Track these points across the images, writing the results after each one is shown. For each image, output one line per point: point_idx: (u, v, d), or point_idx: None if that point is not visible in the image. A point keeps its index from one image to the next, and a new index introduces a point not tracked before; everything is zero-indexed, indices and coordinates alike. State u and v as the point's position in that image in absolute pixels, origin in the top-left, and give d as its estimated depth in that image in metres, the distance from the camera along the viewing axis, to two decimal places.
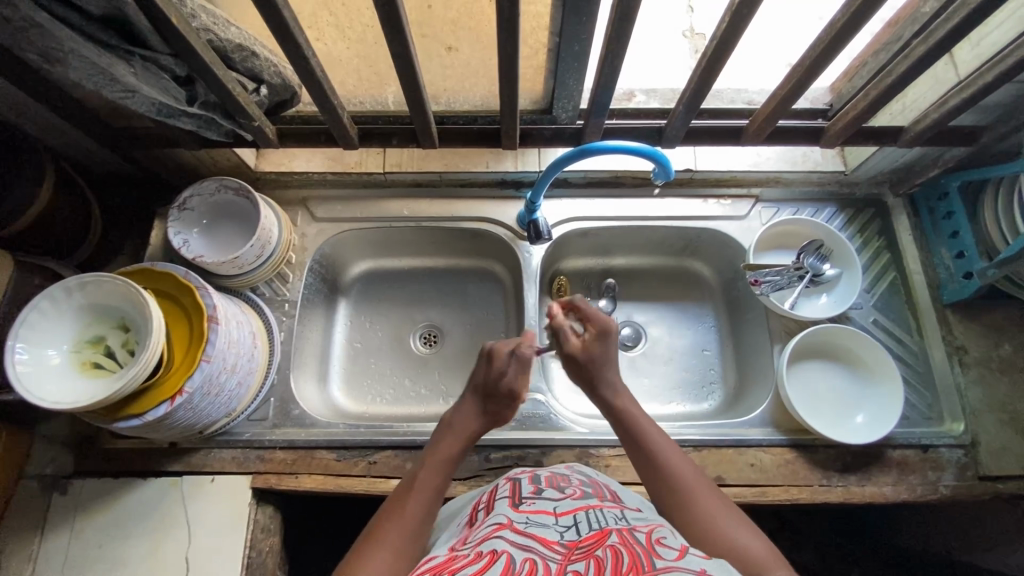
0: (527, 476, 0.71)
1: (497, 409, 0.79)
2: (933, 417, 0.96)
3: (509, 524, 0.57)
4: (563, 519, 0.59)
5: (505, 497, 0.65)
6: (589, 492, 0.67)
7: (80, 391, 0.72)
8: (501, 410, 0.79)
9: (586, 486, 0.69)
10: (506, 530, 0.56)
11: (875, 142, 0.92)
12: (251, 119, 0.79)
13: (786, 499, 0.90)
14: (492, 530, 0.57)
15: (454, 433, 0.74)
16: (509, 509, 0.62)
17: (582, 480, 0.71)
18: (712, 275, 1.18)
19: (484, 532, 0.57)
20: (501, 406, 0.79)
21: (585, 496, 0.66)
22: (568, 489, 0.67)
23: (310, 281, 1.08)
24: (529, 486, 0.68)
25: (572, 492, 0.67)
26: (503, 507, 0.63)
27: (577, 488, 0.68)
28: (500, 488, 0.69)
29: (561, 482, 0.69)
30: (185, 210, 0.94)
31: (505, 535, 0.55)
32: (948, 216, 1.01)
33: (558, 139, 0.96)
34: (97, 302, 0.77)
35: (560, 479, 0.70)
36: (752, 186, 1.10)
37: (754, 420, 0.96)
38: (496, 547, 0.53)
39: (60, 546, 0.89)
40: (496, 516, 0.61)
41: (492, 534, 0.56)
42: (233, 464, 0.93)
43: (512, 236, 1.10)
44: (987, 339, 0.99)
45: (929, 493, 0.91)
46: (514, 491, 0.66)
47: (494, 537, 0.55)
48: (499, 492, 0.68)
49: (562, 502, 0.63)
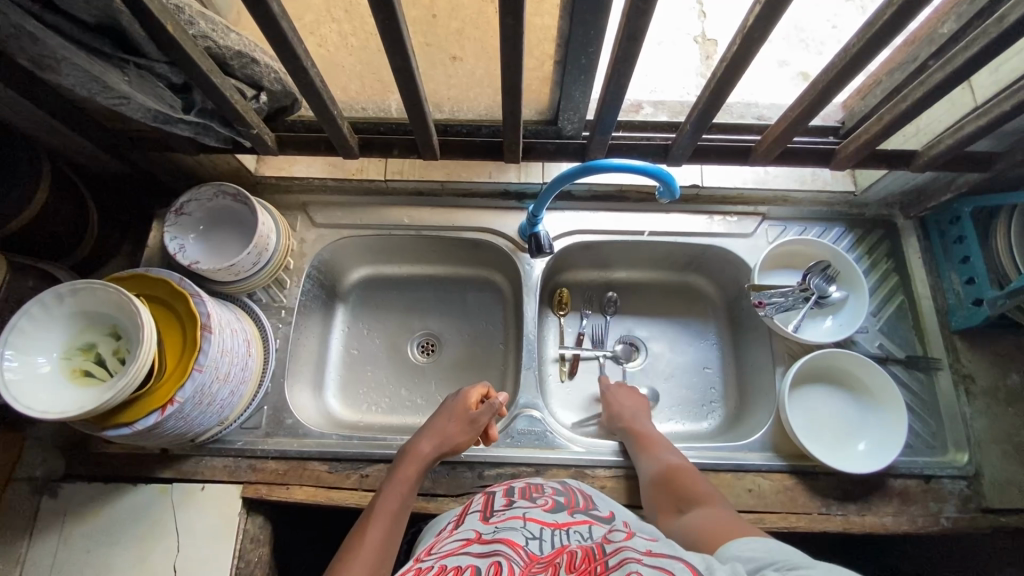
0: (502, 489, 0.70)
1: (460, 438, 0.85)
2: (937, 446, 0.94)
3: (477, 538, 0.57)
4: (530, 526, 0.59)
5: (476, 511, 0.65)
6: (561, 503, 0.66)
7: (69, 400, 0.71)
8: (460, 438, 0.85)
9: (558, 495, 0.69)
10: (474, 544, 0.56)
11: (887, 166, 0.90)
12: (249, 127, 0.78)
13: (784, 527, 0.88)
14: (459, 545, 0.57)
15: (414, 459, 0.81)
16: (479, 524, 0.61)
17: (555, 489, 0.71)
18: (716, 292, 1.16)
19: (451, 546, 0.57)
20: (464, 434, 0.86)
21: (556, 506, 0.65)
22: (540, 499, 0.66)
23: (307, 287, 1.07)
24: (502, 499, 0.67)
25: (544, 502, 0.66)
26: (472, 522, 0.63)
27: (549, 497, 0.67)
28: (475, 502, 0.69)
29: (534, 492, 0.68)
30: (182, 215, 0.93)
31: (471, 550, 0.55)
32: (959, 241, 0.99)
33: (562, 154, 0.94)
34: (89, 309, 0.76)
35: (533, 489, 0.70)
36: (758, 204, 1.08)
37: (753, 444, 0.94)
38: (461, 562, 0.52)
39: (48, 550, 0.88)
40: (465, 531, 0.61)
41: (458, 549, 0.56)
42: (224, 473, 0.92)
43: (513, 247, 1.08)
44: (994, 369, 0.97)
45: (930, 525, 0.89)
46: (487, 505, 0.66)
47: (460, 552, 0.55)
48: (473, 506, 0.67)
49: (533, 510, 0.63)
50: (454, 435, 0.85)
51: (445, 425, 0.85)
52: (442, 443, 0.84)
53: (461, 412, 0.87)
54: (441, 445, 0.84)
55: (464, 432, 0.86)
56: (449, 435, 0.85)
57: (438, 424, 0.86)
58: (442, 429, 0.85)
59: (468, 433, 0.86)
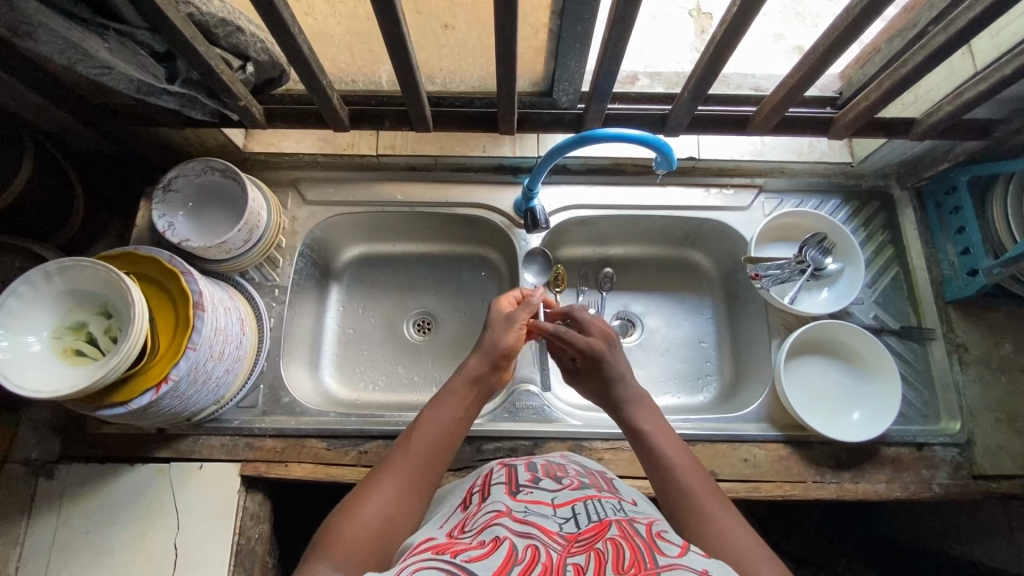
0: (524, 463, 0.70)
1: (507, 340, 0.79)
2: (929, 415, 0.95)
3: (508, 512, 0.57)
4: (561, 510, 0.58)
5: (501, 483, 0.64)
6: (586, 483, 0.66)
7: (62, 379, 0.70)
8: (507, 340, 0.79)
9: (583, 477, 0.68)
10: (506, 518, 0.56)
11: (885, 135, 0.89)
12: (236, 99, 0.76)
13: (779, 495, 0.89)
14: (490, 518, 0.56)
15: (466, 375, 0.75)
16: (507, 497, 0.61)
17: (578, 470, 0.70)
18: (712, 266, 1.16)
19: (483, 519, 0.57)
20: (510, 335, 0.79)
21: (583, 486, 0.65)
22: (565, 480, 0.66)
23: (300, 266, 1.05)
24: (526, 474, 0.67)
25: (569, 483, 0.65)
26: (499, 494, 0.62)
27: (574, 478, 0.67)
28: (495, 473, 0.69)
29: (558, 472, 0.68)
30: (170, 192, 0.91)
31: (504, 522, 0.55)
32: (955, 211, 0.98)
33: (558, 125, 0.93)
34: (77, 288, 0.75)
35: (556, 469, 0.69)
36: (755, 176, 1.07)
37: (749, 415, 0.95)
38: (498, 534, 0.53)
39: (47, 531, 0.88)
40: (494, 503, 0.60)
41: (491, 521, 0.56)
42: (222, 451, 0.92)
43: (508, 223, 1.07)
44: (988, 338, 0.98)
45: (922, 491, 0.90)
46: (511, 478, 0.65)
47: (494, 525, 0.55)
48: (494, 478, 0.66)
49: (561, 492, 0.62)
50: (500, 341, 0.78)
51: (487, 336, 0.79)
52: (488, 350, 0.78)
53: (498, 319, 0.81)
54: (490, 354, 0.77)
55: (509, 334, 0.79)
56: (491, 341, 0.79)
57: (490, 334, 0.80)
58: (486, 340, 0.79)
59: (513, 334, 0.79)
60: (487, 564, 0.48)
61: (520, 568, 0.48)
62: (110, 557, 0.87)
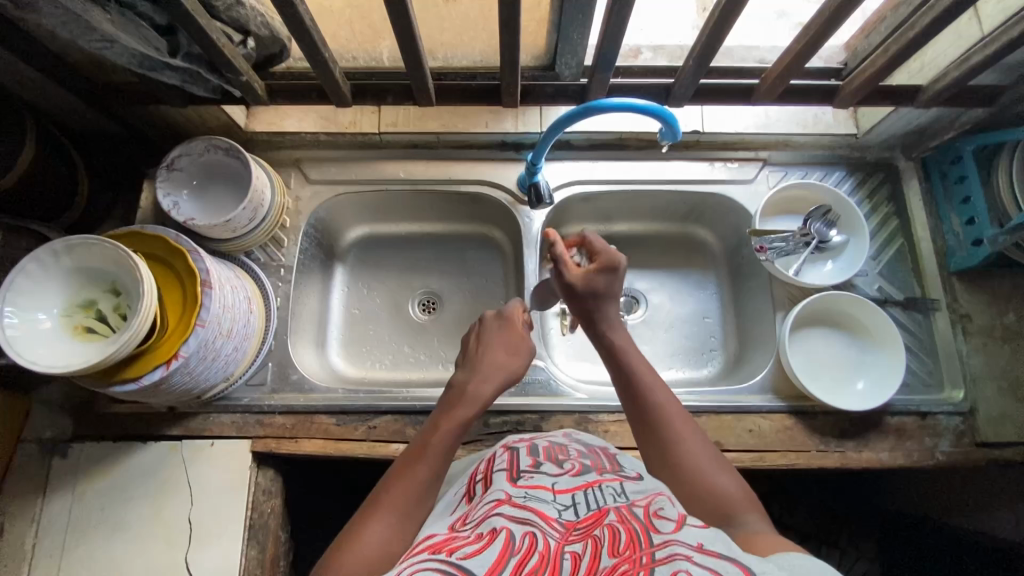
0: (526, 446, 0.72)
1: (513, 369, 0.80)
2: (932, 384, 0.96)
3: (507, 499, 0.57)
4: (562, 496, 0.59)
5: (503, 470, 0.65)
6: (588, 465, 0.67)
7: (73, 355, 0.71)
8: (515, 369, 0.80)
9: (584, 459, 0.69)
10: (505, 507, 0.56)
11: (891, 102, 0.88)
12: (238, 73, 0.76)
13: (783, 464, 0.90)
14: (490, 508, 0.57)
15: (472, 400, 0.74)
16: (508, 483, 0.61)
17: (579, 451, 0.72)
18: (716, 242, 1.16)
19: (483, 510, 0.57)
20: (517, 363, 0.80)
21: (584, 471, 0.65)
22: (567, 463, 0.67)
23: (305, 246, 1.06)
24: (527, 459, 0.68)
25: (571, 467, 0.66)
26: (500, 481, 0.62)
27: (576, 462, 0.67)
28: (498, 458, 0.70)
29: (559, 456, 0.69)
30: (174, 171, 0.91)
31: (503, 511, 0.55)
32: (960, 180, 0.98)
33: (561, 96, 0.92)
34: (87, 266, 0.75)
35: (558, 452, 0.70)
36: (760, 149, 1.06)
37: (754, 387, 0.96)
38: (495, 525, 0.53)
39: (63, 508, 0.89)
40: (495, 492, 0.60)
41: (491, 511, 0.56)
42: (233, 428, 0.93)
43: (512, 200, 1.07)
44: (992, 308, 0.98)
45: (925, 459, 0.91)
46: (512, 464, 0.66)
47: (492, 515, 0.55)
48: (497, 465, 0.68)
49: (561, 478, 0.63)
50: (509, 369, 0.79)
51: (496, 359, 0.79)
52: (497, 374, 0.78)
53: (509, 343, 0.82)
54: (497, 383, 0.77)
55: (516, 363, 0.80)
56: (499, 367, 0.79)
57: (496, 355, 0.80)
58: (490, 364, 0.78)
59: (518, 363, 0.81)
60: (482, 560, 0.49)
61: (517, 560, 0.49)
62: (125, 533, 0.88)
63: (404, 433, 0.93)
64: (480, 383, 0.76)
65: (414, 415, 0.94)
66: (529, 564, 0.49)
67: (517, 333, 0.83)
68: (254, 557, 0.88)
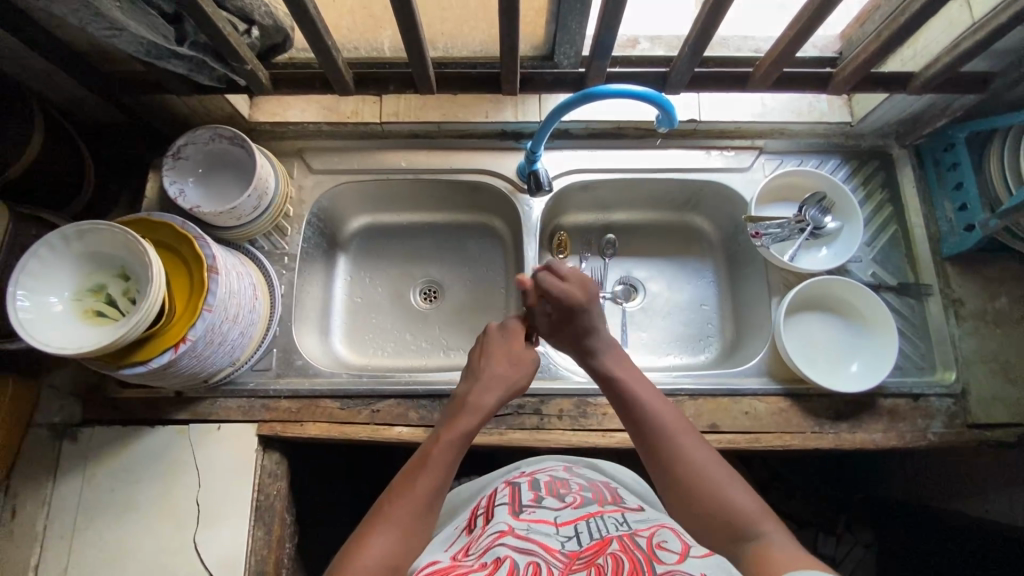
0: (528, 480, 0.74)
1: (515, 380, 0.82)
2: (925, 367, 0.98)
3: (510, 531, 0.61)
4: (564, 528, 0.62)
5: (505, 503, 0.68)
6: (589, 498, 0.70)
7: (84, 337, 0.73)
8: (517, 380, 0.82)
9: (585, 492, 0.72)
10: (508, 537, 0.60)
11: (883, 89, 0.90)
12: (243, 62, 0.77)
13: (778, 445, 0.92)
14: (493, 538, 0.61)
15: (474, 412, 0.76)
16: (510, 516, 0.65)
17: (581, 484, 0.74)
18: (713, 230, 1.17)
19: (487, 541, 0.61)
20: (520, 375, 0.82)
21: (585, 503, 0.68)
22: (568, 496, 0.70)
23: (308, 235, 1.07)
24: (529, 493, 0.70)
25: (572, 500, 0.69)
26: (503, 514, 0.66)
27: (577, 495, 0.70)
28: (500, 492, 0.72)
29: (561, 489, 0.72)
30: (180, 159, 0.93)
31: (507, 542, 0.59)
32: (953, 167, 0.99)
33: (559, 85, 0.93)
34: (96, 251, 0.77)
35: (559, 485, 0.73)
36: (756, 138, 1.08)
37: (749, 370, 0.98)
38: (500, 554, 0.57)
39: (74, 490, 0.92)
40: (496, 524, 0.64)
41: (495, 541, 0.60)
42: (239, 412, 0.95)
43: (512, 189, 1.08)
44: (984, 292, 0.99)
45: (918, 440, 0.93)
46: (515, 498, 0.69)
47: (496, 545, 0.59)
48: (497, 499, 0.70)
49: (563, 511, 0.66)
50: (511, 381, 0.81)
51: (500, 371, 0.81)
52: (499, 386, 0.80)
53: (514, 353, 0.83)
54: (500, 394, 0.79)
55: (519, 373, 0.82)
56: (503, 379, 0.80)
57: (499, 367, 0.82)
58: (493, 375, 0.81)
59: (520, 373, 0.83)
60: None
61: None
62: (134, 515, 0.90)
63: (407, 416, 0.95)
64: (482, 394, 0.78)
65: (416, 398, 0.96)
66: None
67: (519, 344, 0.85)
68: (261, 537, 0.90)
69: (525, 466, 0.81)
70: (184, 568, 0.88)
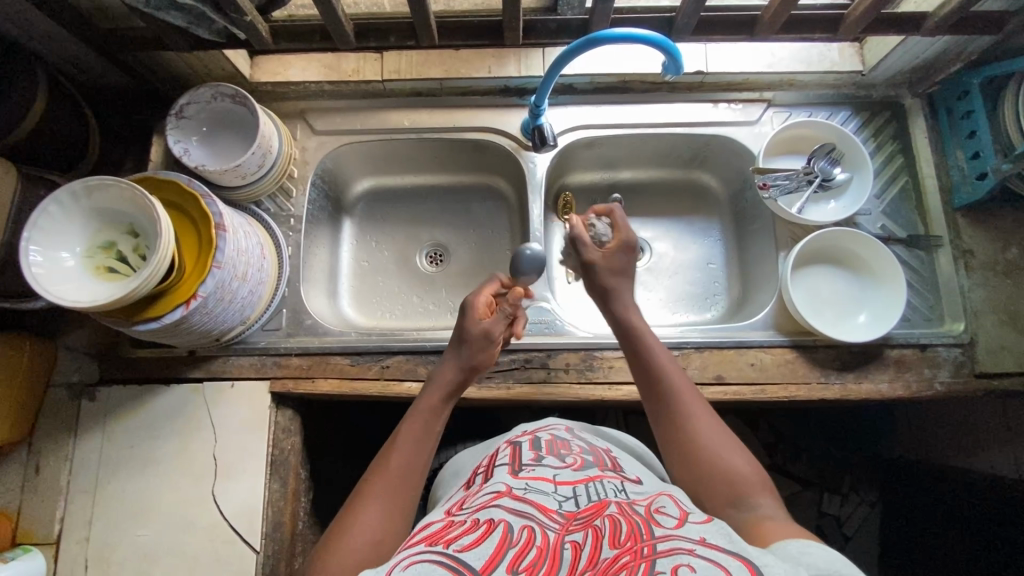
0: (528, 439, 0.74)
1: (477, 354, 0.78)
2: (933, 318, 0.97)
3: (507, 492, 0.60)
4: (562, 488, 0.62)
5: (504, 463, 0.68)
6: (590, 461, 0.69)
7: (95, 292, 0.74)
8: (480, 356, 0.78)
9: (585, 454, 0.71)
10: (505, 498, 0.59)
11: (896, 31, 0.88)
12: (242, 14, 0.78)
13: (784, 396, 0.93)
14: (489, 499, 0.60)
15: (440, 388, 0.75)
16: (508, 476, 0.64)
17: (581, 446, 0.73)
18: (721, 188, 1.16)
19: (483, 499, 0.60)
20: (483, 351, 0.78)
21: (585, 465, 0.68)
22: (568, 457, 0.69)
23: (313, 196, 1.07)
24: (530, 452, 0.70)
25: (572, 461, 0.69)
26: (501, 474, 0.65)
27: (577, 457, 0.70)
28: (500, 453, 0.72)
29: (561, 449, 0.71)
30: (183, 118, 0.93)
31: (503, 503, 0.58)
32: (967, 115, 0.97)
33: (563, 33, 0.92)
34: (105, 207, 0.77)
35: (560, 445, 0.72)
36: (764, 90, 1.06)
37: (755, 324, 0.98)
38: (494, 515, 0.56)
39: (93, 447, 0.94)
40: (494, 484, 0.63)
41: (490, 501, 0.59)
42: (251, 370, 0.97)
43: (516, 146, 1.07)
44: (995, 243, 0.98)
45: (924, 389, 0.93)
46: (514, 457, 0.69)
47: (492, 506, 0.58)
48: (498, 458, 0.70)
49: (562, 470, 0.66)
50: (474, 356, 0.78)
51: (458, 348, 0.78)
52: (465, 361, 0.77)
53: (473, 327, 0.78)
54: (463, 369, 0.77)
55: (481, 349, 0.78)
56: (467, 354, 0.78)
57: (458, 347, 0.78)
58: (452, 354, 0.78)
59: (481, 349, 0.78)
60: (479, 552, 0.51)
61: (514, 551, 0.51)
62: (154, 468, 0.93)
63: (416, 372, 0.97)
64: (446, 371, 0.77)
65: (424, 354, 0.97)
66: (528, 556, 0.50)
67: (479, 322, 0.79)
68: (277, 490, 0.92)
69: (526, 426, 0.80)
70: (204, 519, 0.91)
